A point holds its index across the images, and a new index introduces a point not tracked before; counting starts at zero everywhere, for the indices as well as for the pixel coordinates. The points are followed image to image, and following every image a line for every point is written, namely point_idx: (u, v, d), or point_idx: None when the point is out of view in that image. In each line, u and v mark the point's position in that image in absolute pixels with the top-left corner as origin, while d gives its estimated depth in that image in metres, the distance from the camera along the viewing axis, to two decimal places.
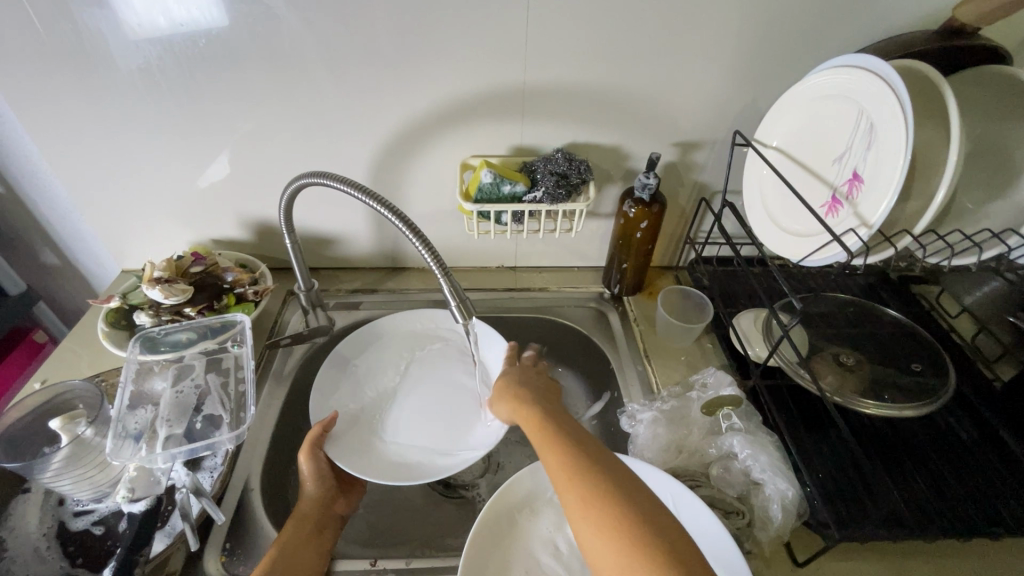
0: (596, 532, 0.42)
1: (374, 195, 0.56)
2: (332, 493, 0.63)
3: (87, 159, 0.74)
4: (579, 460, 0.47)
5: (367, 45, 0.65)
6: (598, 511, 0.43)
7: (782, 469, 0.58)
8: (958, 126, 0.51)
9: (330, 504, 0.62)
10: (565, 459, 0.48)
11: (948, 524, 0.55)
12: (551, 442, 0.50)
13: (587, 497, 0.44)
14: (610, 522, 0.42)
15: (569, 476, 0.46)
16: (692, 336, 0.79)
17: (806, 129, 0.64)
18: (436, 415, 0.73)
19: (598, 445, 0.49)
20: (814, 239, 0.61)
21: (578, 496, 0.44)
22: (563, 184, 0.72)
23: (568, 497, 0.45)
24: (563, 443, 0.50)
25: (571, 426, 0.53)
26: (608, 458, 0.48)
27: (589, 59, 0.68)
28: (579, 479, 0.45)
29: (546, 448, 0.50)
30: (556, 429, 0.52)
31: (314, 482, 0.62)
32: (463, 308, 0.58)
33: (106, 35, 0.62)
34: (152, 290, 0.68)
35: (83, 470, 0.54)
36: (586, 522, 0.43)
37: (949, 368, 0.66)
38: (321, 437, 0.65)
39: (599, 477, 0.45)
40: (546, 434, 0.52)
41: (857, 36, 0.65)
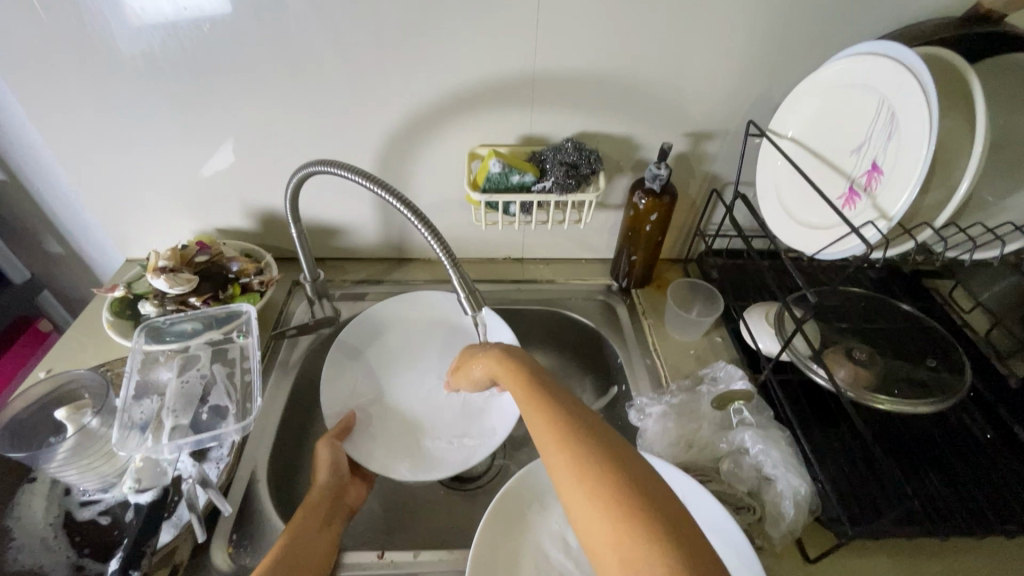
0: (586, 500, 0.39)
1: (382, 183, 0.55)
2: (345, 483, 0.63)
3: (90, 147, 0.73)
4: (566, 425, 0.44)
5: (375, 30, 0.64)
6: (587, 475, 0.40)
7: (793, 465, 0.57)
8: (984, 115, 0.49)
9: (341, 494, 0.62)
10: (552, 425, 0.45)
11: (962, 521, 0.55)
12: (538, 408, 0.48)
13: (577, 464, 0.41)
14: (599, 488, 0.39)
15: (557, 443, 0.43)
16: (701, 329, 0.78)
17: (824, 118, 0.62)
18: (452, 413, 0.74)
19: (589, 410, 0.47)
20: (830, 231, 0.60)
21: (567, 463, 0.42)
22: (573, 174, 0.71)
23: (557, 464, 0.42)
24: (549, 409, 0.47)
25: (559, 390, 0.50)
26: (599, 422, 0.46)
27: (602, 46, 0.66)
28: (567, 444, 0.43)
29: (533, 414, 0.48)
30: (547, 394, 0.49)
31: (328, 470, 0.62)
32: (472, 298, 0.57)
33: (108, 18, 0.61)
34: (157, 279, 0.67)
35: (89, 460, 0.54)
36: (575, 488, 0.40)
37: (964, 364, 0.64)
38: (342, 429, 0.67)
39: (587, 442, 0.42)
40: (533, 400, 0.49)
41: (879, 23, 0.63)
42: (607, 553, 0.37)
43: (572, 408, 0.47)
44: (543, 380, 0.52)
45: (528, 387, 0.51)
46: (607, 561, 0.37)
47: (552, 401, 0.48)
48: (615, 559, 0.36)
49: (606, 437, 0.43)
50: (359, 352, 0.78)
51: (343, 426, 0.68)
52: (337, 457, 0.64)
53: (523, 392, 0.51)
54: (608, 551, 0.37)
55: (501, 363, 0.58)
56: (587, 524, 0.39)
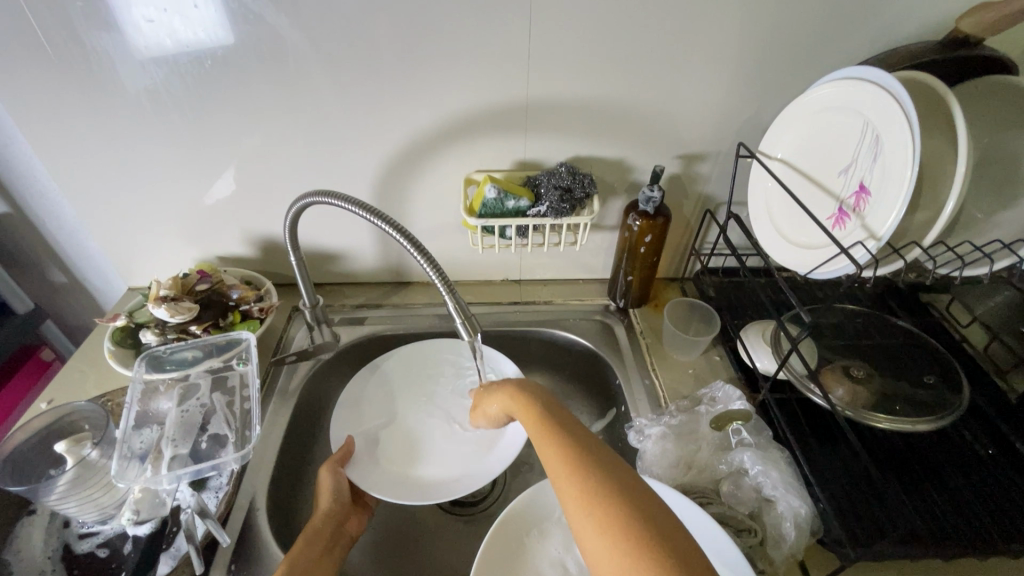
0: (595, 530, 0.39)
1: (378, 213, 0.56)
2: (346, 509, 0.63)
3: (95, 178, 0.75)
4: (578, 453, 0.45)
5: (372, 62, 0.66)
6: (597, 502, 0.41)
7: (793, 485, 0.57)
8: (966, 137, 0.50)
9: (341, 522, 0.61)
10: (563, 455, 0.46)
11: (966, 539, 0.54)
12: (550, 438, 0.48)
13: (587, 494, 0.41)
14: (608, 517, 0.39)
15: (568, 471, 0.44)
16: (699, 348, 0.79)
17: (810, 141, 0.64)
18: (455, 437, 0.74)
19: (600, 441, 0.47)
20: (821, 251, 0.61)
21: (577, 491, 0.42)
22: (567, 198, 0.72)
23: (567, 492, 0.43)
24: (561, 438, 0.48)
25: (572, 423, 0.51)
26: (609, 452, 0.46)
27: (593, 74, 0.68)
28: (577, 473, 0.43)
29: (545, 444, 0.48)
30: (559, 425, 0.50)
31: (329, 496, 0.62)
32: (469, 324, 0.58)
33: (115, 56, 0.63)
34: (157, 309, 0.68)
35: (88, 492, 0.54)
36: (584, 517, 0.41)
37: (963, 381, 0.65)
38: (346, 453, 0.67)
39: (597, 470, 0.43)
40: (546, 431, 0.50)
41: (860, 48, 0.65)
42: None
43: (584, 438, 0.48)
44: (557, 413, 0.53)
45: (541, 420, 0.52)
46: None
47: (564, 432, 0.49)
48: None
49: (617, 469, 0.44)
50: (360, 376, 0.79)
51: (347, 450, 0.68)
52: (340, 483, 0.64)
53: (536, 423, 0.52)
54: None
55: (517, 398, 0.58)
56: (597, 556, 0.39)
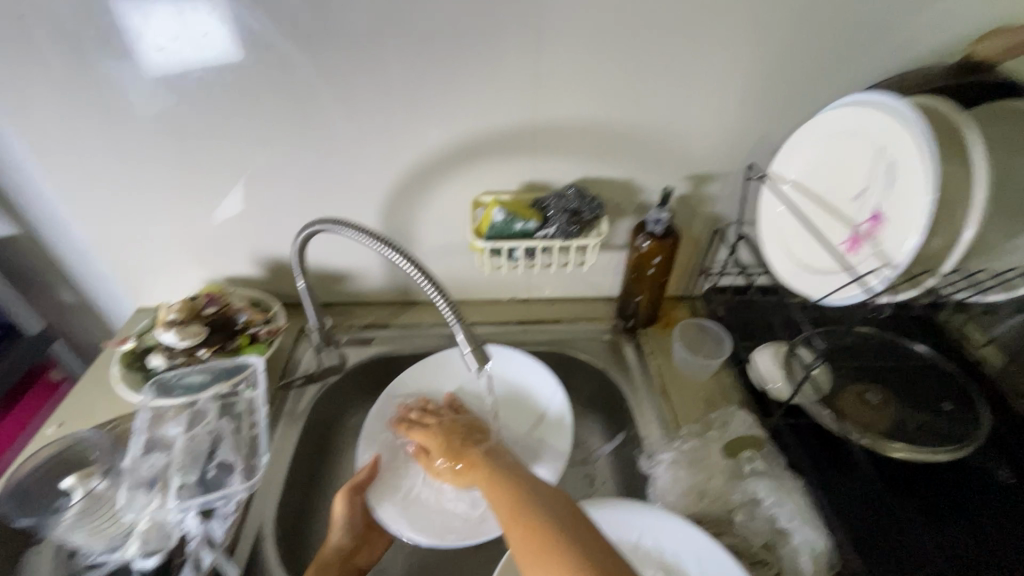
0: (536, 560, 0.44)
1: (390, 245, 0.57)
2: (355, 540, 0.63)
3: (105, 202, 0.75)
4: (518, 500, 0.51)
5: (380, 87, 0.66)
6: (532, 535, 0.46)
7: (808, 517, 0.56)
8: (982, 165, 0.49)
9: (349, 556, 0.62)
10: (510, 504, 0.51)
11: (988, 572, 0.53)
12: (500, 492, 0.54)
13: (530, 531, 0.46)
14: (545, 546, 0.44)
15: (510, 517, 0.50)
16: (710, 370, 0.78)
17: (823, 165, 0.63)
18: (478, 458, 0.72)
19: (544, 485, 0.53)
20: (835, 277, 0.60)
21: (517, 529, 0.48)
22: (575, 220, 0.72)
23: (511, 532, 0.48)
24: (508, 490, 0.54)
25: (520, 475, 0.57)
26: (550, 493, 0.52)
27: (600, 97, 0.68)
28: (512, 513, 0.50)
29: (494, 498, 0.54)
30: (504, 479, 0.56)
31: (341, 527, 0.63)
32: (477, 353, 0.57)
33: (126, 83, 0.64)
34: (165, 333, 0.68)
35: (96, 522, 0.55)
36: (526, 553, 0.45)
37: (982, 409, 0.63)
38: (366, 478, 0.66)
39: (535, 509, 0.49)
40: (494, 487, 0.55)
41: (871, 70, 0.65)
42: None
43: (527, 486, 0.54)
44: (509, 468, 0.59)
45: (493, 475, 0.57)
46: None
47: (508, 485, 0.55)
48: None
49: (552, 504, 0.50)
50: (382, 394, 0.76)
51: (370, 471, 0.67)
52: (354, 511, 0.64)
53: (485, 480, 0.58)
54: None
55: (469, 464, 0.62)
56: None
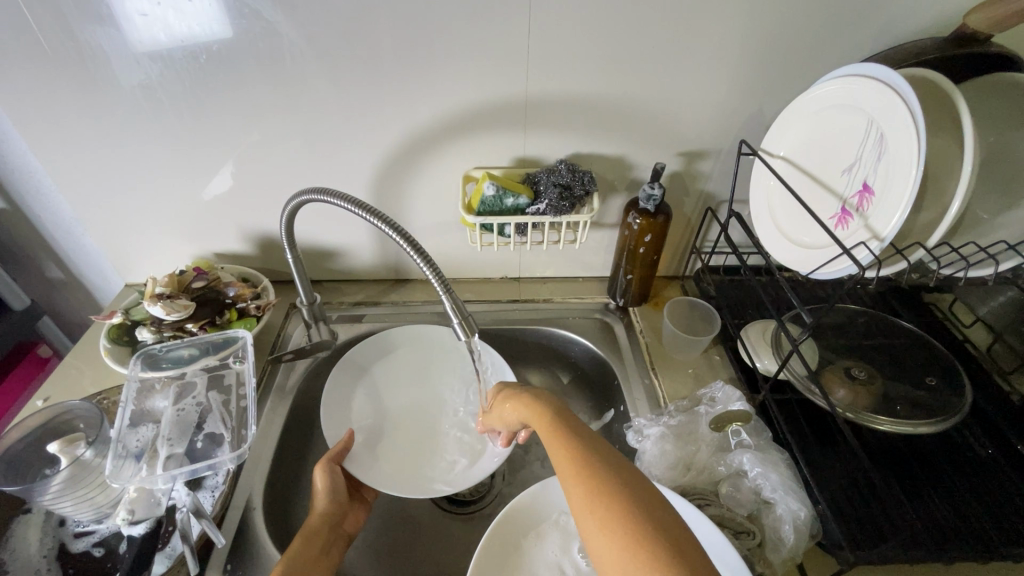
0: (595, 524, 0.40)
1: (376, 212, 0.56)
2: (340, 506, 0.62)
3: (89, 173, 0.74)
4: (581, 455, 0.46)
5: (369, 57, 0.65)
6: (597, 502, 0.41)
7: (792, 488, 0.56)
8: (972, 136, 0.49)
9: (336, 525, 0.61)
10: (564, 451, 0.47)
11: (967, 542, 0.54)
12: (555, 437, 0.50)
13: (589, 489, 0.42)
14: (613, 517, 0.40)
15: (572, 473, 0.44)
16: (699, 348, 0.78)
17: (814, 139, 0.63)
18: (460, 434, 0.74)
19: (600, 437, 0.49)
20: (823, 251, 0.60)
21: (580, 491, 0.43)
22: (566, 196, 0.71)
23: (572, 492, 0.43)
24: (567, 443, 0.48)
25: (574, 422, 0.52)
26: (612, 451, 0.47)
27: (593, 70, 0.67)
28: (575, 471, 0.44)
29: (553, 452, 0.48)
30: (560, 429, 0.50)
31: (326, 495, 0.62)
32: (466, 325, 0.58)
33: (108, 51, 0.63)
34: (153, 306, 0.67)
35: (84, 490, 0.54)
36: (586, 513, 0.41)
37: (965, 384, 0.64)
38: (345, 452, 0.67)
39: (598, 469, 0.44)
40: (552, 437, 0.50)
41: (864, 45, 0.64)
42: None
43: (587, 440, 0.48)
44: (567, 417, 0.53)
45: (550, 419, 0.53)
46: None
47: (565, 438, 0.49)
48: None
49: (618, 466, 0.44)
50: (364, 359, 0.79)
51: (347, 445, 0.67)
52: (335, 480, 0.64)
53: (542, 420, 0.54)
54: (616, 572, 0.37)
55: (528, 405, 0.57)
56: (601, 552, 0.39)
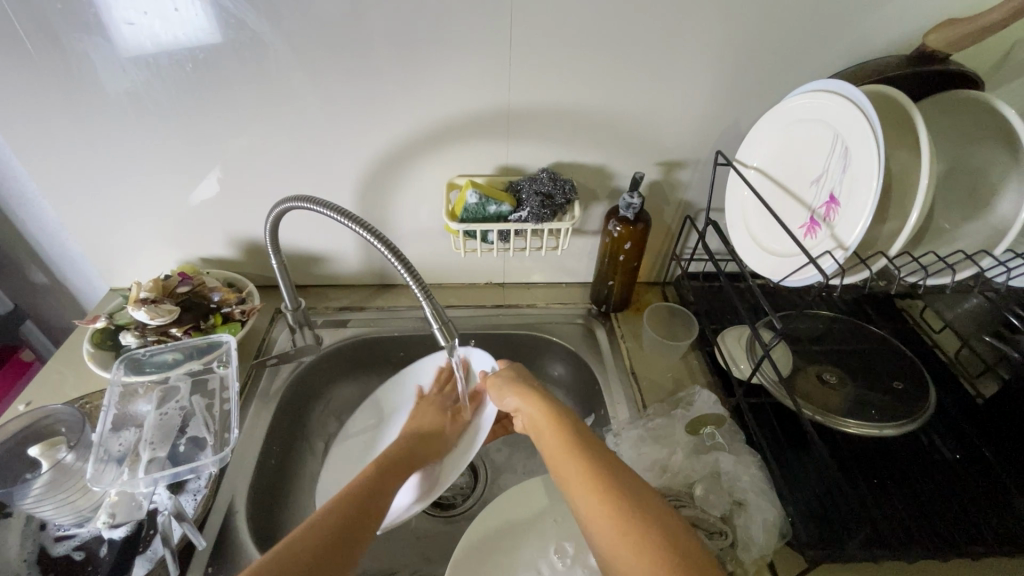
0: (634, 557, 0.45)
1: (359, 220, 0.58)
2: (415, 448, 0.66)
3: (76, 179, 0.74)
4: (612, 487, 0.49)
5: (354, 68, 0.67)
6: (634, 538, 0.45)
7: (765, 490, 0.59)
8: (929, 151, 0.51)
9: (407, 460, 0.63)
10: (587, 475, 0.51)
11: (931, 542, 0.56)
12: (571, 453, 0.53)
13: (625, 528, 0.46)
14: (653, 556, 0.44)
15: (605, 505, 0.48)
16: (678, 352, 0.80)
17: (785, 152, 0.65)
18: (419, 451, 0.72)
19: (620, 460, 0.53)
20: (792, 259, 0.62)
21: (615, 527, 0.47)
22: (548, 204, 0.73)
23: (603, 525, 0.47)
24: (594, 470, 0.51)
25: (586, 433, 0.56)
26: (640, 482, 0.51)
27: (573, 82, 0.69)
28: (607, 504, 0.48)
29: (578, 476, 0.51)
30: (583, 447, 0.53)
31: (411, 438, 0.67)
32: (445, 329, 0.59)
33: (94, 58, 0.63)
34: (137, 311, 0.68)
35: (65, 495, 0.54)
36: (622, 548, 0.45)
37: (930, 387, 0.67)
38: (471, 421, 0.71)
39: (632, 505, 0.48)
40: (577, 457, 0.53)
41: (832, 61, 0.67)
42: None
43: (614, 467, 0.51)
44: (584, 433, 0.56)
45: (562, 430, 0.56)
46: None
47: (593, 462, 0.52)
48: None
49: (648, 501, 0.48)
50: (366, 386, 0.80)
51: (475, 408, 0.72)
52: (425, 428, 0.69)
53: (554, 428, 0.57)
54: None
55: (538, 406, 0.60)
56: None
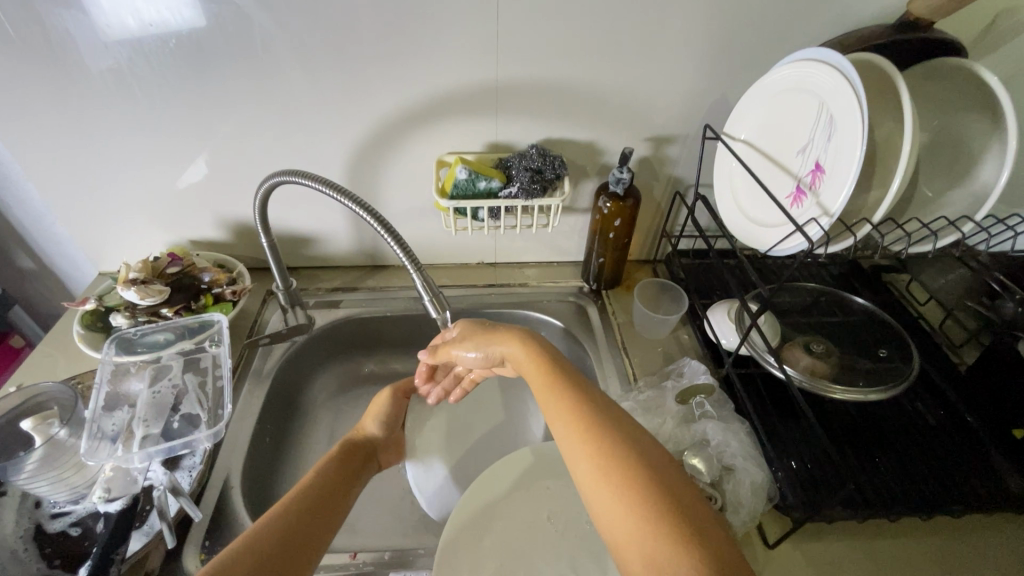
0: (611, 493, 0.42)
1: (348, 194, 0.58)
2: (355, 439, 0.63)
3: (60, 160, 0.73)
4: (593, 422, 0.47)
5: (341, 43, 0.66)
6: (611, 472, 0.43)
7: (751, 454, 0.60)
8: (912, 118, 0.52)
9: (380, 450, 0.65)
10: (569, 410, 0.49)
11: (913, 502, 0.57)
12: (552, 390, 0.52)
13: (602, 461, 0.44)
14: (626, 488, 0.42)
15: (584, 441, 0.46)
16: (667, 327, 0.81)
17: (772, 123, 0.66)
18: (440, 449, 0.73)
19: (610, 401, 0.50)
20: (779, 228, 0.63)
21: (592, 460, 0.45)
22: (538, 179, 0.73)
23: (582, 461, 0.45)
24: (576, 405, 0.49)
25: (574, 372, 0.54)
26: (625, 419, 0.48)
27: (562, 57, 0.69)
28: (586, 439, 0.46)
29: (559, 413, 0.49)
30: (567, 386, 0.51)
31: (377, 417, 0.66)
32: (437, 302, 0.62)
33: (74, 34, 0.62)
34: (127, 291, 0.68)
35: (57, 471, 0.54)
36: (600, 482, 0.43)
37: (914, 352, 0.68)
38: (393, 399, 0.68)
39: (613, 440, 0.45)
40: (560, 394, 0.51)
41: (819, 31, 0.67)
42: (629, 548, 0.40)
43: (598, 405, 0.49)
44: (570, 372, 0.54)
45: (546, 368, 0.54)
46: (629, 548, 0.40)
47: (576, 400, 0.50)
48: (638, 553, 0.39)
49: (632, 434, 0.46)
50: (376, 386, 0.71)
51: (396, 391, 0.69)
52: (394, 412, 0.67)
53: (538, 367, 0.55)
54: (631, 545, 0.40)
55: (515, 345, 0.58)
56: (612, 517, 0.42)
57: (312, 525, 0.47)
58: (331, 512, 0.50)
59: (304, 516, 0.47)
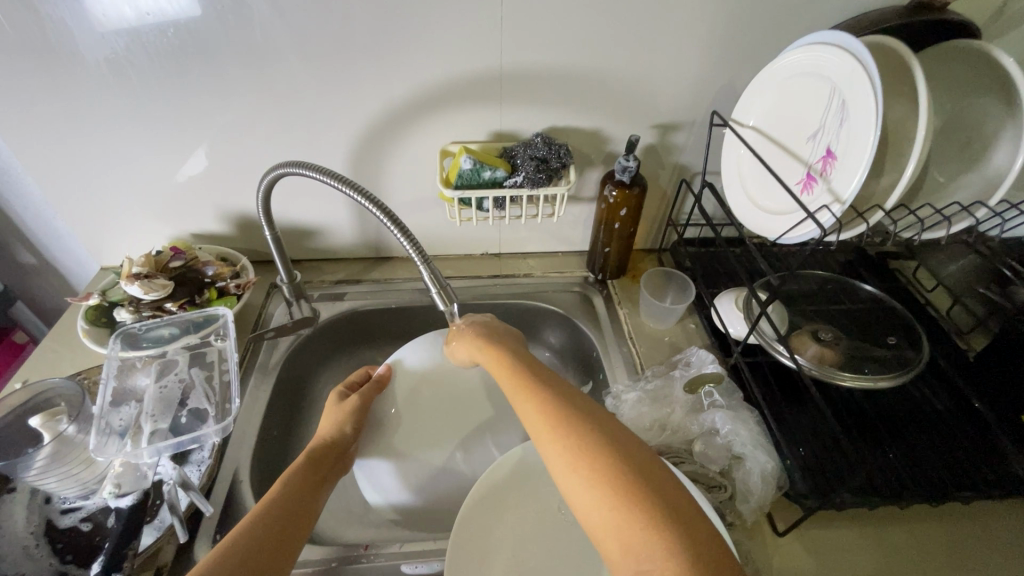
0: (585, 482, 0.42)
1: (353, 185, 0.57)
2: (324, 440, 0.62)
3: (59, 154, 0.72)
4: (561, 414, 0.46)
5: (343, 31, 0.65)
6: (583, 461, 0.42)
7: (760, 442, 0.60)
8: (927, 102, 0.51)
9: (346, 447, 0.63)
10: (538, 404, 0.48)
11: (923, 489, 0.57)
12: (524, 385, 0.51)
13: (573, 451, 0.43)
14: (601, 476, 0.41)
15: (553, 433, 0.45)
16: (674, 317, 0.80)
17: (781, 109, 0.65)
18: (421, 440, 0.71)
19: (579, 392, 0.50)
20: (789, 216, 0.62)
21: (563, 451, 0.44)
22: (543, 168, 0.72)
23: (552, 452, 0.45)
24: (543, 399, 0.48)
25: (541, 370, 0.54)
26: (594, 408, 0.48)
27: (568, 44, 0.68)
28: (555, 431, 0.45)
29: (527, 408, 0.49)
30: (536, 382, 0.51)
31: (338, 418, 0.64)
32: (444, 294, 0.62)
33: (70, 25, 0.61)
34: (131, 286, 0.67)
35: (68, 466, 0.54)
36: (573, 471, 0.43)
37: (923, 339, 0.68)
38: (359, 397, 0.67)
39: (583, 428, 0.45)
40: (528, 391, 0.51)
41: (830, 14, 0.66)
42: (609, 542, 0.39)
43: (566, 397, 0.49)
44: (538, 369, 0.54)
45: (517, 370, 0.54)
46: (607, 536, 0.39)
47: (544, 393, 0.49)
48: (615, 540, 0.39)
49: (602, 421, 0.46)
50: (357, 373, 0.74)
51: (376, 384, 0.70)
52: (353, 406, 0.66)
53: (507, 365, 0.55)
54: (611, 538, 0.39)
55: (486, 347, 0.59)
56: (585, 504, 0.41)
57: (287, 532, 0.47)
58: (303, 514, 0.50)
59: (271, 520, 0.47)
